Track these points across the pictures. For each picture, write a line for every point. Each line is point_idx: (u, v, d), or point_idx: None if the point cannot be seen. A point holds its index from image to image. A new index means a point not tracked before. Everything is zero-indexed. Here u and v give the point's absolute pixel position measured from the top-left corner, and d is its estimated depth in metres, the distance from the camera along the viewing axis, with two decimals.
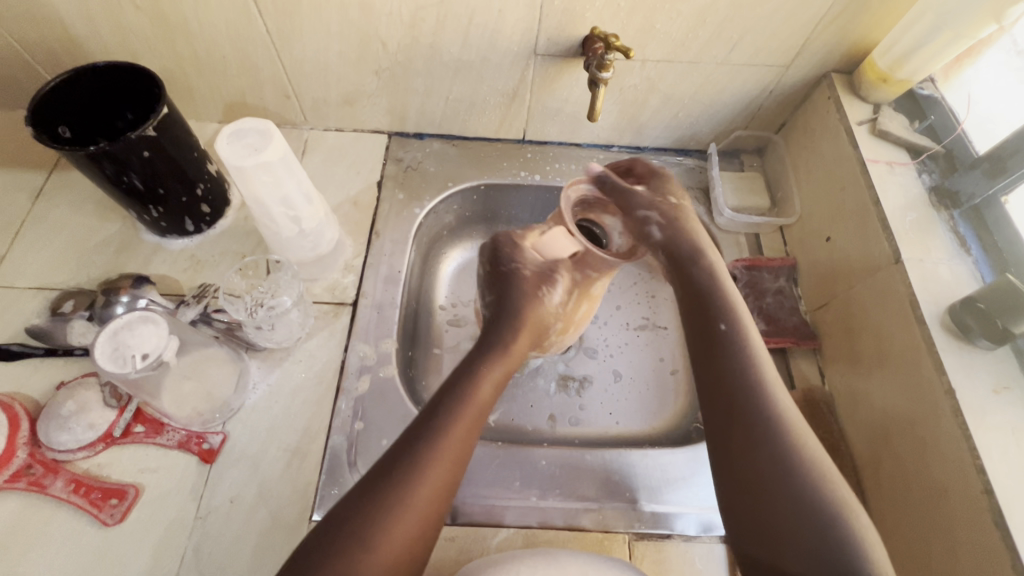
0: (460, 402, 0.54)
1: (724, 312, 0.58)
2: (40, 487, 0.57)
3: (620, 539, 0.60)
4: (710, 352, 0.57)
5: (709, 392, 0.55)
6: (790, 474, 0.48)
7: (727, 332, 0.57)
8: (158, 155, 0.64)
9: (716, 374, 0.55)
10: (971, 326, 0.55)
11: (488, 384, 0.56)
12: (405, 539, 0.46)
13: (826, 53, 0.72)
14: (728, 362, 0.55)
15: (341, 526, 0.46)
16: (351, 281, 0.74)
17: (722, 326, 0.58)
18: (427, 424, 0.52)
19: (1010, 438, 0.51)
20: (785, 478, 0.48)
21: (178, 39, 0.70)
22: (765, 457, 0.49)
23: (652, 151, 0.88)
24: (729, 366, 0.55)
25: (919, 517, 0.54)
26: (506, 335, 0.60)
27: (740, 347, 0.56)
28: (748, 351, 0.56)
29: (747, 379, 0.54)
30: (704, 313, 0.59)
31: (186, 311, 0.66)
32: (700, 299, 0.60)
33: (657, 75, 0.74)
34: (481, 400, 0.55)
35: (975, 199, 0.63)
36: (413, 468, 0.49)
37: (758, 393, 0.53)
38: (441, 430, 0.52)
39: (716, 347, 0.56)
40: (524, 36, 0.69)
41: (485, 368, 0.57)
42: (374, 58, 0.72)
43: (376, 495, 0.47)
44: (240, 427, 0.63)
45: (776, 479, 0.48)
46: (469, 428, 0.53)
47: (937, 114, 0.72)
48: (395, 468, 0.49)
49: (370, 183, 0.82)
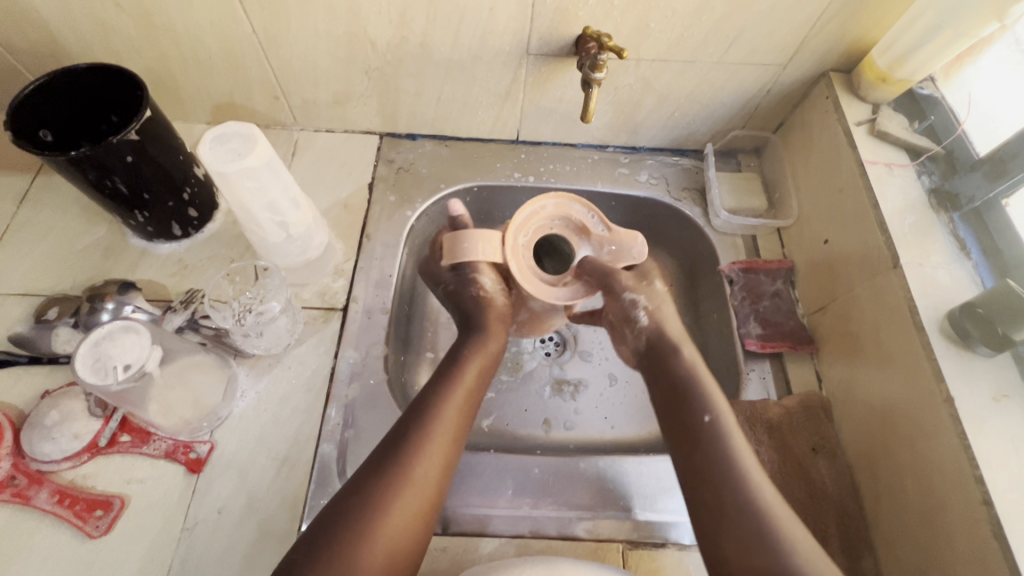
0: (447, 392, 0.57)
1: (707, 403, 0.57)
2: (24, 499, 0.56)
3: (615, 548, 0.59)
4: (692, 445, 0.55)
5: (694, 483, 0.53)
6: (784, 560, 0.46)
7: (711, 425, 0.55)
8: (143, 160, 0.62)
9: (701, 466, 0.53)
10: (971, 332, 0.54)
11: (470, 374, 0.60)
12: (406, 531, 0.48)
13: (824, 52, 0.71)
14: (712, 453, 0.53)
15: (339, 519, 0.47)
16: (341, 285, 0.72)
17: (705, 418, 0.56)
18: (419, 415, 0.55)
19: (1009, 447, 0.50)
20: (780, 559, 0.46)
21: (162, 39, 0.68)
22: (759, 549, 0.47)
23: (647, 151, 0.86)
24: (713, 460, 0.53)
25: (917, 530, 0.54)
26: (478, 322, 0.64)
27: (726, 440, 0.54)
28: (731, 443, 0.54)
29: (733, 468, 0.52)
30: (686, 405, 0.57)
31: (173, 318, 0.64)
32: (681, 389, 0.59)
33: (652, 75, 0.73)
34: (466, 389, 0.59)
35: (975, 202, 0.62)
36: (409, 458, 0.51)
37: (747, 482, 0.51)
38: (434, 421, 0.54)
39: (701, 441, 0.54)
40: (516, 35, 0.67)
41: (467, 357, 0.61)
42: (364, 58, 0.71)
43: (375, 486, 0.49)
44: (228, 436, 0.62)
45: (772, 563, 0.46)
46: (459, 417, 0.56)
47: (937, 114, 0.70)
48: (393, 459, 0.51)
49: (361, 185, 0.81)
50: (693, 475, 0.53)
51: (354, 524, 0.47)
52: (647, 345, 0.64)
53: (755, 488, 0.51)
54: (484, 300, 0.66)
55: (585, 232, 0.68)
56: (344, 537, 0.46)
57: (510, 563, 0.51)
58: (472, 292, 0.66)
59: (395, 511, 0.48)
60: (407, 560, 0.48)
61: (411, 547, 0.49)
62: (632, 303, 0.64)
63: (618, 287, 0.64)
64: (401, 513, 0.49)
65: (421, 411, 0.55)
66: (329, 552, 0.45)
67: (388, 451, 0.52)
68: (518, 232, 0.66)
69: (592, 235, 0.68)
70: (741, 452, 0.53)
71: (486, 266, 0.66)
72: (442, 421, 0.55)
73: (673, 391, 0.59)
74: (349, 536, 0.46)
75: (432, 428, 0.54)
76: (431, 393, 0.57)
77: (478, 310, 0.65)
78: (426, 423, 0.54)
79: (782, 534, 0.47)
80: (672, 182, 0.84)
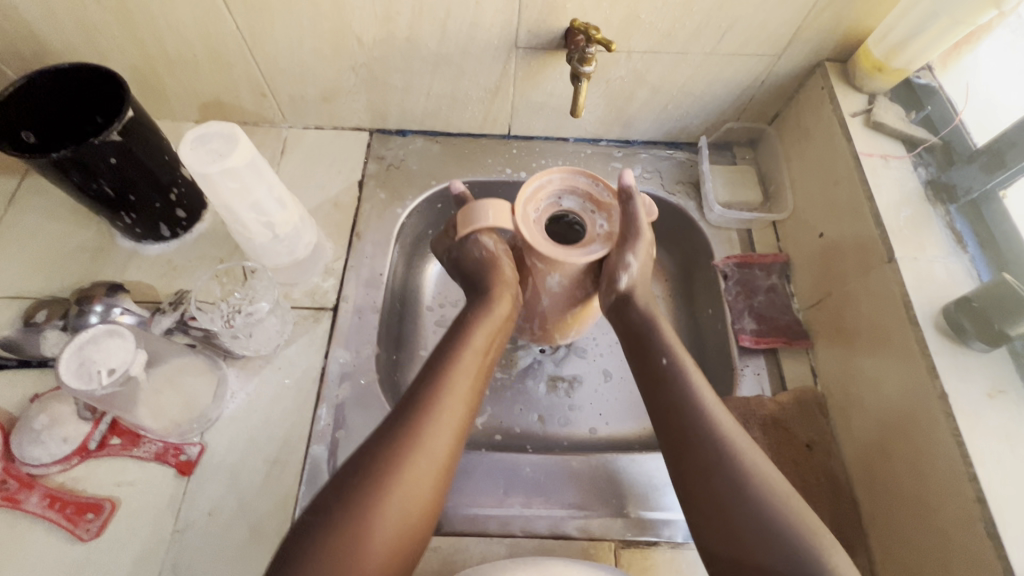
0: (457, 356, 0.54)
1: (664, 346, 0.57)
2: (15, 503, 0.56)
3: (607, 547, 0.59)
4: (655, 388, 0.55)
5: (662, 426, 0.53)
6: (744, 490, 0.47)
7: (669, 366, 0.55)
8: (127, 161, 0.62)
9: (665, 404, 0.54)
10: (966, 328, 0.53)
11: (480, 338, 0.56)
12: (417, 501, 0.47)
13: (819, 41, 0.69)
14: (674, 394, 0.53)
15: (351, 484, 0.46)
16: (332, 285, 0.72)
17: (663, 360, 0.56)
18: (428, 380, 0.52)
19: (1003, 445, 0.49)
20: (763, 513, 0.46)
21: (146, 37, 0.67)
22: (720, 477, 0.48)
23: (641, 145, 0.85)
24: (674, 398, 0.53)
25: (911, 525, 0.53)
26: (484, 286, 0.59)
27: (684, 379, 0.54)
28: (691, 381, 0.54)
29: (696, 406, 0.52)
30: (645, 349, 0.58)
31: (161, 320, 0.64)
32: (640, 332, 0.58)
33: (644, 67, 0.71)
34: (477, 353, 0.55)
35: (972, 193, 0.61)
36: (419, 425, 0.49)
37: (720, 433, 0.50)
38: (444, 386, 0.52)
39: (661, 380, 0.55)
40: (504, 28, 0.66)
41: (476, 322, 0.57)
42: (350, 54, 0.70)
43: (385, 452, 0.47)
44: (218, 438, 0.62)
45: (741, 506, 0.47)
46: (470, 384, 0.53)
47: (934, 104, 0.69)
48: (401, 426, 0.49)
49: (350, 183, 0.80)
50: (660, 413, 0.54)
51: (365, 484, 0.46)
52: (617, 299, 0.60)
53: (719, 424, 0.51)
54: (488, 261, 0.60)
55: (598, 206, 0.60)
56: (355, 502, 0.45)
57: (502, 564, 0.51)
58: (476, 257, 0.60)
59: (406, 478, 0.47)
60: (417, 532, 0.47)
61: (421, 517, 0.47)
62: (630, 262, 0.58)
63: (633, 241, 0.58)
64: (413, 480, 0.47)
65: (430, 375, 0.53)
66: (339, 518, 0.44)
67: (394, 419, 0.50)
68: (526, 201, 0.58)
69: (604, 208, 0.60)
70: (700, 389, 0.53)
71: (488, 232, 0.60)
72: (452, 388, 0.52)
73: (634, 329, 0.59)
74: (359, 502, 0.45)
75: (442, 395, 0.51)
76: (439, 356, 0.54)
77: (478, 272, 0.60)
78: (433, 389, 0.51)
79: (745, 466, 0.48)
80: (666, 176, 0.83)
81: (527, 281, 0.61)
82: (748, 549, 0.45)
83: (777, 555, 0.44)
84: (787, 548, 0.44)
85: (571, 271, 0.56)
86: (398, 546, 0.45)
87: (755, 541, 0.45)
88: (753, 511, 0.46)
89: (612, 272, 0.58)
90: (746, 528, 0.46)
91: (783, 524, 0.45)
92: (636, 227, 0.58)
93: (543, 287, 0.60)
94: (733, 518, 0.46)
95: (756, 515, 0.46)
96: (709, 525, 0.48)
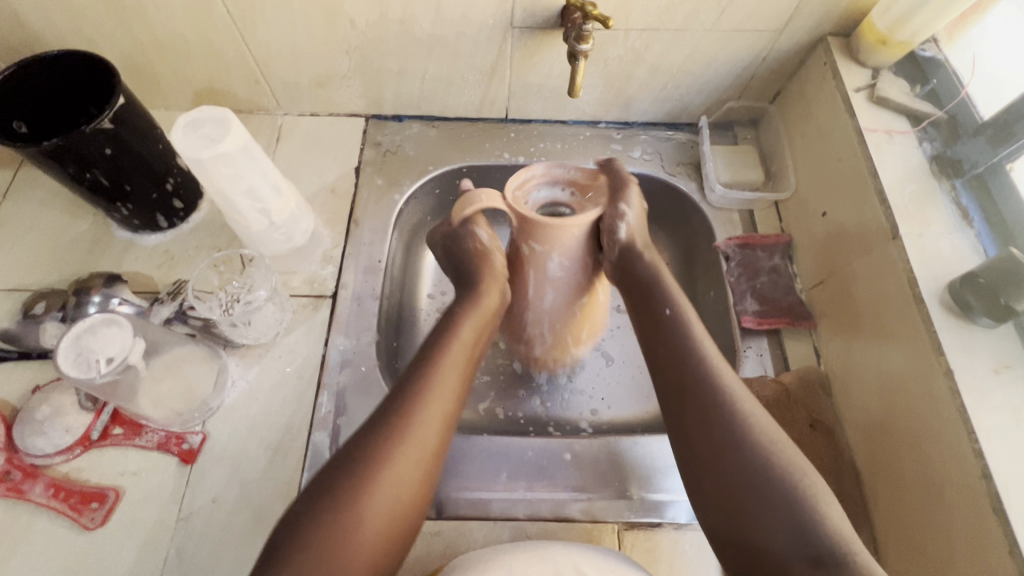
0: (441, 353, 0.53)
1: (669, 297, 0.57)
2: (20, 493, 0.57)
3: (609, 529, 0.59)
4: (658, 337, 0.56)
5: (661, 376, 0.54)
6: (744, 433, 0.47)
7: (672, 316, 0.56)
8: (121, 150, 0.61)
9: (667, 353, 0.54)
10: (972, 304, 0.52)
11: (463, 341, 0.55)
12: (399, 497, 0.46)
13: (823, 14, 0.67)
14: (676, 345, 0.54)
15: (344, 472, 0.46)
16: (330, 272, 0.71)
17: (667, 310, 0.56)
18: (415, 370, 0.52)
19: (1010, 420, 0.48)
20: (760, 462, 0.46)
21: (136, 23, 0.66)
22: (720, 420, 0.48)
23: (641, 126, 0.84)
24: (676, 348, 0.54)
25: (916, 503, 0.53)
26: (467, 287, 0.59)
27: (687, 327, 0.55)
28: (692, 330, 0.54)
29: (697, 353, 0.53)
30: (648, 300, 0.58)
31: (160, 310, 0.64)
32: (645, 285, 0.58)
33: (643, 45, 0.70)
34: (462, 352, 0.55)
35: (978, 167, 0.60)
36: (404, 418, 0.48)
37: (726, 387, 0.50)
38: (428, 385, 0.51)
39: (665, 331, 0.55)
40: (499, 7, 0.65)
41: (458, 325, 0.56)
42: (343, 37, 0.69)
43: (383, 434, 0.48)
44: (219, 426, 0.62)
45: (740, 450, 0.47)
46: (451, 386, 0.52)
47: (939, 77, 0.67)
48: (387, 421, 0.48)
49: (347, 170, 0.79)
50: (663, 359, 0.54)
51: (360, 464, 0.46)
52: (620, 253, 0.60)
53: (721, 374, 0.51)
54: (483, 256, 0.61)
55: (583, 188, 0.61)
56: (346, 487, 0.45)
57: (503, 549, 0.50)
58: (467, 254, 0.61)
59: (397, 468, 0.47)
60: (400, 528, 0.46)
61: (407, 508, 0.47)
62: (624, 212, 0.59)
63: (623, 192, 0.60)
64: (394, 480, 0.46)
65: (414, 374, 0.52)
66: (331, 502, 0.44)
67: (387, 410, 0.49)
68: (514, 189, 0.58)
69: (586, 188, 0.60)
70: (701, 338, 0.54)
71: (482, 224, 0.63)
72: (435, 382, 0.51)
73: (635, 287, 0.59)
74: (346, 495, 0.44)
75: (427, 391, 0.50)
76: (421, 353, 0.54)
77: (472, 271, 0.60)
78: (422, 380, 0.51)
79: (743, 412, 0.48)
80: (666, 157, 0.81)
81: (528, 274, 0.60)
82: (750, 489, 0.45)
83: (777, 497, 0.44)
84: (784, 494, 0.44)
85: (571, 240, 0.56)
86: (383, 535, 0.45)
87: (751, 486, 0.45)
88: (752, 460, 0.46)
89: (610, 223, 0.59)
90: (745, 464, 0.46)
91: (789, 478, 0.44)
92: (623, 183, 0.60)
93: (544, 274, 0.59)
94: (734, 465, 0.46)
95: (759, 474, 0.45)
96: (708, 475, 0.48)
